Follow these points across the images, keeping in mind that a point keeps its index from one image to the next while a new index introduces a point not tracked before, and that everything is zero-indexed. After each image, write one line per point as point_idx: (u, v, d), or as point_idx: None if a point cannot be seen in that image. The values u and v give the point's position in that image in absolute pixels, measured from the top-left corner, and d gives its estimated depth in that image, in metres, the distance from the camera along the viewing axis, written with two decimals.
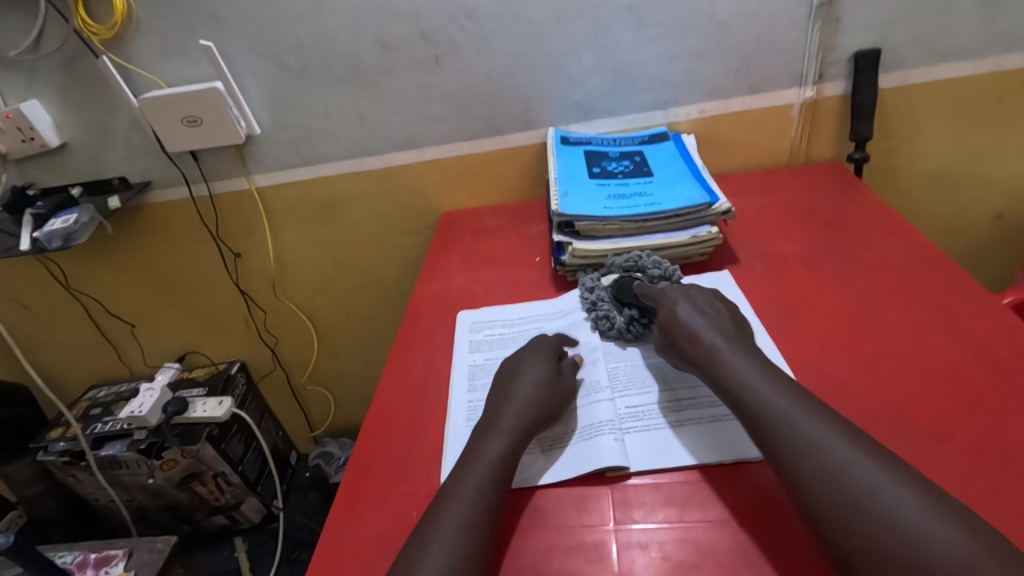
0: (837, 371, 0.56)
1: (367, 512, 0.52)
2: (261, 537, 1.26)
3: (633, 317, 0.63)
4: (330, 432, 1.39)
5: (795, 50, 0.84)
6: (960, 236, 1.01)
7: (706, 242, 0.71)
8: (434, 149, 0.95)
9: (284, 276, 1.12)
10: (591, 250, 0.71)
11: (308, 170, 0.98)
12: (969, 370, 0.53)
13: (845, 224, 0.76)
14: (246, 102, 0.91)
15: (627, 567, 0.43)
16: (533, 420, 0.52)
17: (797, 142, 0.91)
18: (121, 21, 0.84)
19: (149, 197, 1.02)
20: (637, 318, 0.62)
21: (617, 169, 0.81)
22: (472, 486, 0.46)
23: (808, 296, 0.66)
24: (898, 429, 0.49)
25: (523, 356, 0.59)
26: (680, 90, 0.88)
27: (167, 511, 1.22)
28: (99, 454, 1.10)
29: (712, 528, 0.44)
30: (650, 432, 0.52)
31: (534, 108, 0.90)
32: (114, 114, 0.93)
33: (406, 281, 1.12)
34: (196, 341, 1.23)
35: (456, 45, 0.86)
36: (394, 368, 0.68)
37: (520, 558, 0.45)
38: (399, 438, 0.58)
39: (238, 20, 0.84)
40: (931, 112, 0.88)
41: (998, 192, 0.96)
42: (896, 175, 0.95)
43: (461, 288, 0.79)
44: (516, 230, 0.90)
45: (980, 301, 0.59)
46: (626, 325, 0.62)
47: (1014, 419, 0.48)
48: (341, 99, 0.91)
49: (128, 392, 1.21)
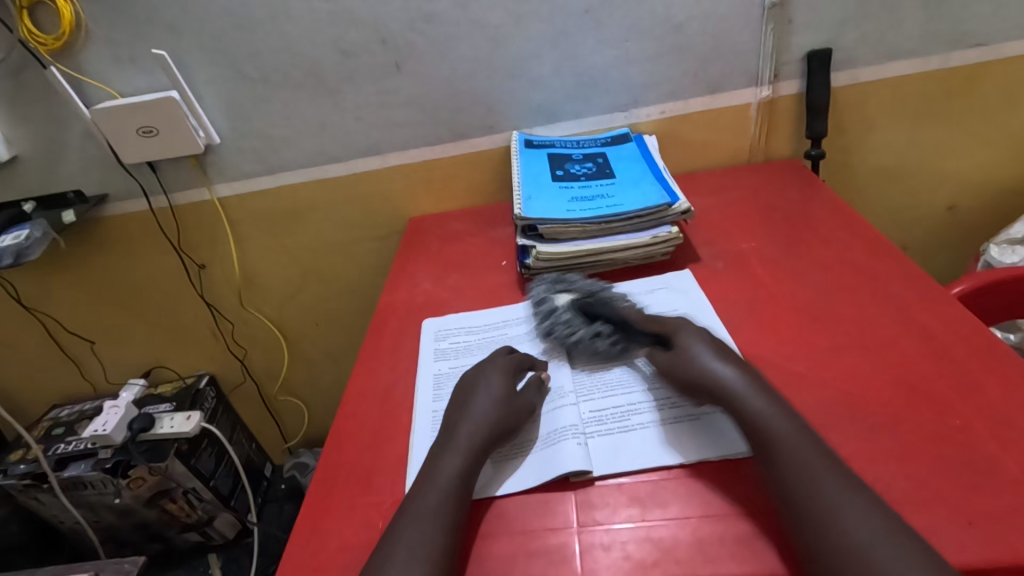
0: (795, 366, 0.57)
1: (333, 525, 0.51)
2: (236, 552, 1.23)
3: (602, 333, 0.62)
4: (306, 442, 1.37)
5: (750, 51, 0.85)
6: (915, 228, 1.04)
7: (668, 242, 0.72)
8: (399, 155, 0.94)
9: (250, 285, 1.10)
10: (555, 253, 0.72)
11: (272, 178, 0.97)
12: (919, 360, 0.54)
13: (803, 221, 0.78)
14: (203, 111, 0.90)
15: (591, 568, 0.43)
16: (489, 437, 0.51)
17: (756, 140, 0.93)
18: (69, 31, 0.82)
19: (107, 209, 1.00)
20: (606, 335, 0.61)
21: (580, 171, 0.82)
22: (433, 502, 0.46)
23: (768, 292, 0.67)
24: (854, 420, 0.50)
25: (482, 368, 0.58)
26: (641, 91, 0.89)
27: (137, 530, 1.19)
28: (61, 475, 1.07)
29: (672, 526, 0.45)
30: (613, 435, 0.53)
31: (497, 112, 0.91)
32: (66, 126, 0.91)
33: (377, 287, 1.10)
34: (162, 355, 1.20)
35: (417, 50, 0.85)
36: (359, 377, 0.67)
37: (486, 565, 0.45)
38: (366, 450, 0.58)
39: (192, 28, 0.83)
40: (882, 110, 0.91)
41: (949, 184, 0.99)
42: (852, 171, 0.97)
43: (428, 294, 0.79)
44: (483, 234, 0.90)
45: (928, 293, 0.61)
46: (589, 339, 0.61)
47: (960, 407, 0.49)
48: (301, 106, 0.90)
49: (92, 410, 1.18)
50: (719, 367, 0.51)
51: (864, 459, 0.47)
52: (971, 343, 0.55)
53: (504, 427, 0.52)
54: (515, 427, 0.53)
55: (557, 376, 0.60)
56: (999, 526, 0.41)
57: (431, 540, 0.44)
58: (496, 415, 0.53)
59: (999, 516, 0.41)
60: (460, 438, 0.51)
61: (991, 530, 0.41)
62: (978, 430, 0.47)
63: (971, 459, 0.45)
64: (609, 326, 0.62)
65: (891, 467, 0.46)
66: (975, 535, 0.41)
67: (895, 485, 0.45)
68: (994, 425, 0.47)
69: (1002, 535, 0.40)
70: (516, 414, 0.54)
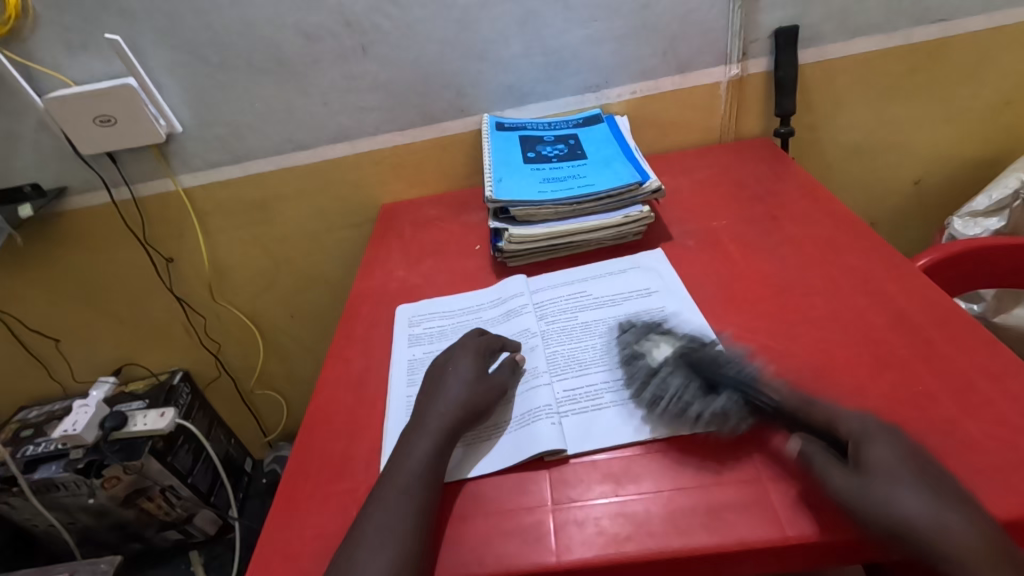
0: (765, 339, 0.57)
1: (307, 514, 0.51)
2: (218, 548, 1.22)
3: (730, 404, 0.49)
4: (285, 435, 1.36)
5: (718, 29, 0.85)
6: (883, 203, 1.06)
7: (639, 221, 0.72)
8: (368, 141, 0.93)
9: (221, 277, 1.08)
10: (527, 235, 0.71)
11: (239, 167, 0.95)
12: (884, 330, 0.56)
13: (772, 198, 0.78)
14: (163, 99, 0.87)
15: (566, 546, 0.44)
16: (460, 420, 0.51)
17: (726, 119, 0.93)
18: (15, 15, 0.78)
19: (66, 203, 0.96)
20: (736, 411, 0.48)
21: (551, 153, 0.81)
22: (406, 485, 0.46)
23: (739, 269, 0.67)
24: (822, 388, 0.51)
25: (452, 353, 0.58)
26: (611, 71, 0.88)
27: (114, 530, 1.16)
28: (32, 478, 1.04)
29: (646, 500, 0.46)
30: (586, 413, 0.53)
31: (467, 95, 0.89)
32: (18, 116, 0.87)
33: (352, 276, 1.09)
34: (132, 352, 1.18)
35: (382, 33, 0.84)
36: (333, 367, 0.66)
37: (461, 547, 0.45)
38: (340, 436, 0.57)
39: (148, 13, 0.80)
40: (848, 87, 0.92)
41: (914, 159, 1.01)
42: (821, 147, 0.98)
43: (401, 281, 0.78)
44: (457, 219, 0.89)
45: (893, 265, 0.62)
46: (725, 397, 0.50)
47: (923, 374, 0.51)
48: (266, 92, 0.88)
49: (61, 410, 1.15)
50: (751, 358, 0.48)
51: None
52: (934, 313, 0.56)
53: (475, 412, 0.52)
54: (485, 410, 0.53)
55: (532, 358, 0.60)
56: (962, 487, 0.42)
57: (405, 525, 0.44)
58: (466, 398, 0.52)
59: (961, 476, 0.43)
60: (432, 422, 0.51)
61: None
62: (940, 396, 0.48)
63: (933, 425, 0.46)
64: (736, 400, 0.49)
65: None
66: None
67: None
68: (956, 391, 0.49)
69: (963, 495, 0.41)
70: (487, 397, 0.53)
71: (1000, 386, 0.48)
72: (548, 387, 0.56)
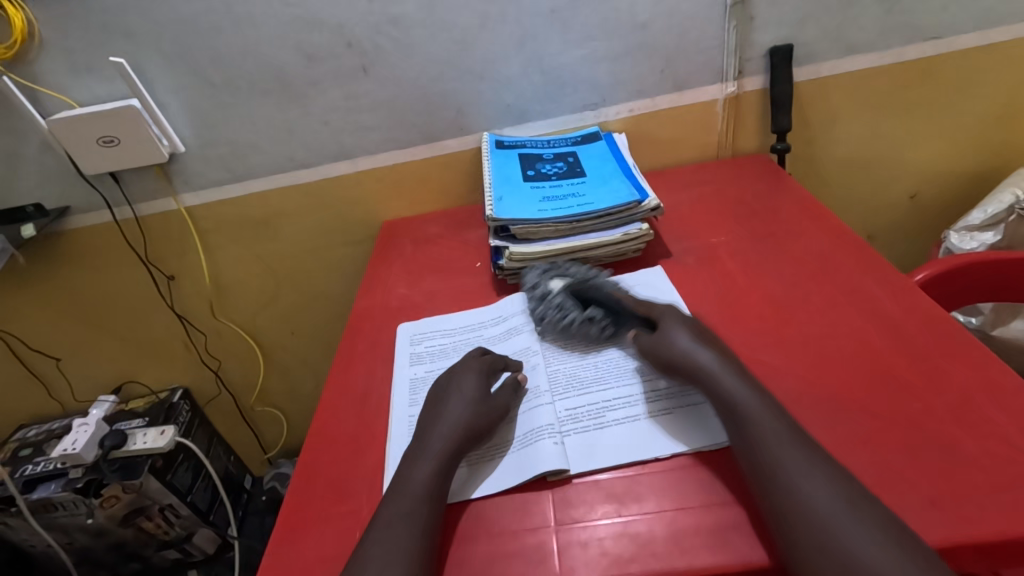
0: (765, 356, 0.58)
1: (311, 535, 0.51)
2: (217, 567, 1.21)
3: (593, 318, 0.62)
4: (286, 452, 1.35)
5: (714, 49, 0.87)
6: (880, 217, 1.07)
7: (639, 238, 0.73)
8: (369, 159, 0.94)
9: (222, 295, 1.08)
10: (527, 253, 0.72)
11: (240, 186, 0.95)
12: (883, 346, 0.56)
13: (770, 214, 0.79)
14: (167, 119, 0.88)
15: (569, 567, 0.44)
16: (462, 440, 0.51)
17: (723, 136, 0.94)
18: (21, 39, 0.79)
19: (69, 222, 0.97)
20: (598, 320, 0.62)
21: (551, 171, 0.82)
22: (409, 507, 0.46)
23: (738, 285, 0.68)
24: (823, 405, 0.51)
25: (454, 373, 0.58)
26: (609, 90, 0.90)
27: (112, 551, 1.15)
28: (30, 498, 1.03)
29: (649, 520, 0.46)
30: (588, 433, 0.53)
31: (467, 114, 0.90)
32: (23, 138, 0.88)
33: (352, 292, 1.09)
34: (133, 369, 1.17)
35: (383, 54, 0.85)
36: (334, 386, 0.66)
37: (465, 569, 0.45)
38: (342, 456, 0.57)
39: (152, 36, 0.81)
40: (843, 104, 0.93)
41: (910, 174, 1.02)
42: (818, 162, 0.99)
43: (402, 298, 0.78)
44: (457, 237, 0.89)
45: (891, 281, 0.63)
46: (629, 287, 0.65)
47: (924, 392, 0.51)
48: (268, 112, 0.89)
49: (60, 429, 1.14)
50: (711, 363, 0.50)
51: (835, 446, 0.48)
52: (934, 329, 0.56)
53: (477, 433, 0.52)
54: (487, 430, 0.53)
55: (534, 377, 0.60)
56: (964, 506, 0.42)
57: (410, 548, 0.43)
58: (468, 417, 0.53)
59: (962, 495, 0.43)
60: (435, 442, 0.51)
61: (957, 508, 0.42)
62: (942, 413, 0.49)
63: (936, 443, 0.47)
64: (600, 311, 0.63)
65: (859, 453, 0.47)
66: (940, 515, 0.42)
67: (861, 469, 0.46)
68: (957, 408, 0.49)
69: (967, 514, 0.41)
70: (490, 417, 0.54)
71: (999, 403, 0.48)
72: (550, 406, 0.56)
